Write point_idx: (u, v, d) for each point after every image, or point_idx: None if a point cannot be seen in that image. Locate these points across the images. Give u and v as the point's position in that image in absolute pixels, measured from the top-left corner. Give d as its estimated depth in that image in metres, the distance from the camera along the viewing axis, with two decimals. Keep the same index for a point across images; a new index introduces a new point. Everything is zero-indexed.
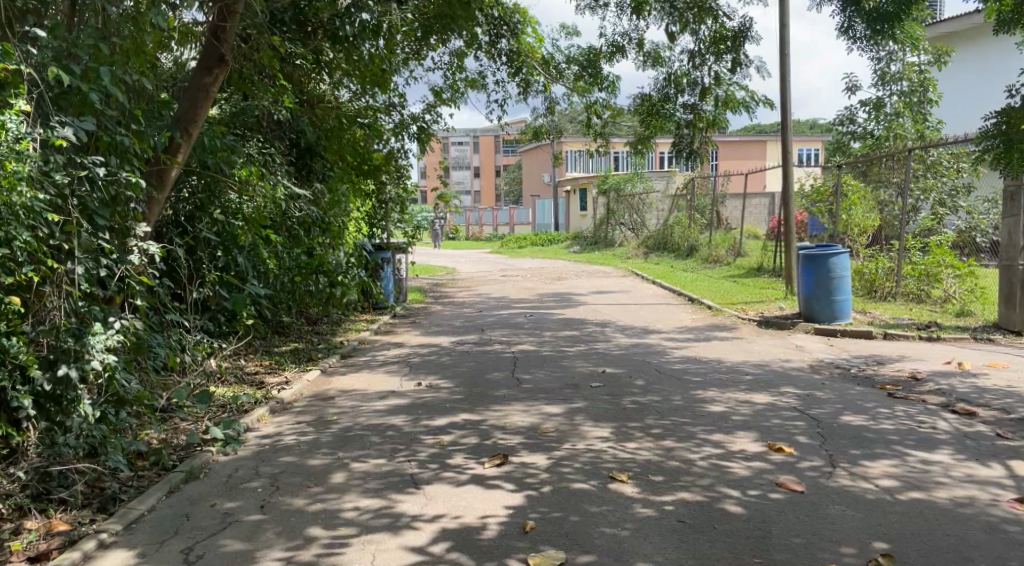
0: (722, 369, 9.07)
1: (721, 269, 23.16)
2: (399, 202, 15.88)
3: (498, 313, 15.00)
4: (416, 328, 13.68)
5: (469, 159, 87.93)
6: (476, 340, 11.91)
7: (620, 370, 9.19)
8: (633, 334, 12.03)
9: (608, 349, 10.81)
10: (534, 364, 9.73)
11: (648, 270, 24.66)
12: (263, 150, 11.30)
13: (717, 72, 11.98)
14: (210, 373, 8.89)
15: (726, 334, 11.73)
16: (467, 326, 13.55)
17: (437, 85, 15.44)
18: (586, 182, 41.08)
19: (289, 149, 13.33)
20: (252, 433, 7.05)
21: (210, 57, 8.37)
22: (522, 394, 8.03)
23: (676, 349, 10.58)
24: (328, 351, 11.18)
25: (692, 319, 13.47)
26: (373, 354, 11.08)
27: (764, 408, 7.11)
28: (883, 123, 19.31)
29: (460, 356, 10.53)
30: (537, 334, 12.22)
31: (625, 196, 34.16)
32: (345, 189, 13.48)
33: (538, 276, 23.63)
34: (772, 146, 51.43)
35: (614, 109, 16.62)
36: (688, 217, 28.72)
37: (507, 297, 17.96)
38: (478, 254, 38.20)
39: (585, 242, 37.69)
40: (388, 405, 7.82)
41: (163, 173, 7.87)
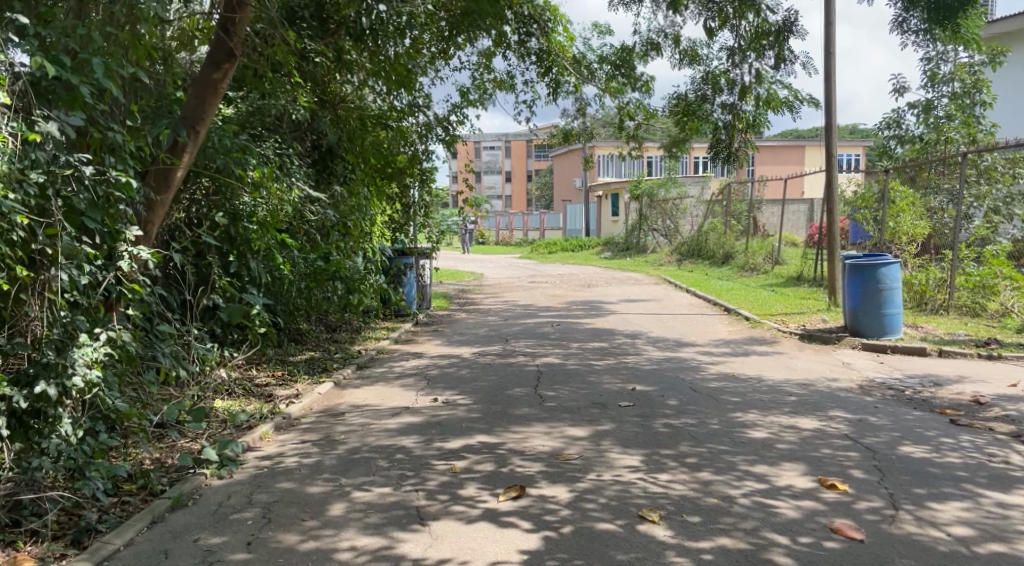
0: (763, 388, 8.41)
1: (759, 278, 22.39)
2: (424, 207, 15.36)
3: (526, 323, 14.43)
4: (438, 337, 13.15)
5: (500, 164, 87.54)
6: (500, 351, 11.35)
7: (652, 387, 8.56)
8: (665, 347, 11.38)
9: (638, 363, 10.17)
10: (560, 379, 9.13)
11: (682, 278, 23.95)
12: (280, 151, 10.87)
13: (758, 69, 11.33)
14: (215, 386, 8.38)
15: (767, 349, 11.04)
16: (492, 336, 13.00)
17: (464, 86, 14.94)
18: (618, 187, 40.38)
19: (309, 150, 12.86)
20: (252, 452, 6.53)
21: (219, 52, 7.86)
22: (545, 414, 7.43)
23: (712, 364, 9.92)
24: (345, 362, 10.66)
25: (728, 331, 12.78)
26: (390, 366, 10.51)
27: (812, 437, 6.46)
28: (933, 127, 18.45)
29: (483, 369, 9.97)
30: (565, 346, 11.62)
31: (658, 201, 33.43)
32: (366, 192, 12.98)
33: (568, 283, 23.01)
34: (811, 151, 50.31)
35: (648, 110, 15.99)
36: (724, 224, 27.94)
37: (536, 305, 17.38)
38: (507, 259, 37.62)
39: (618, 248, 36.99)
40: (400, 424, 7.27)
41: (169, 174, 7.44)
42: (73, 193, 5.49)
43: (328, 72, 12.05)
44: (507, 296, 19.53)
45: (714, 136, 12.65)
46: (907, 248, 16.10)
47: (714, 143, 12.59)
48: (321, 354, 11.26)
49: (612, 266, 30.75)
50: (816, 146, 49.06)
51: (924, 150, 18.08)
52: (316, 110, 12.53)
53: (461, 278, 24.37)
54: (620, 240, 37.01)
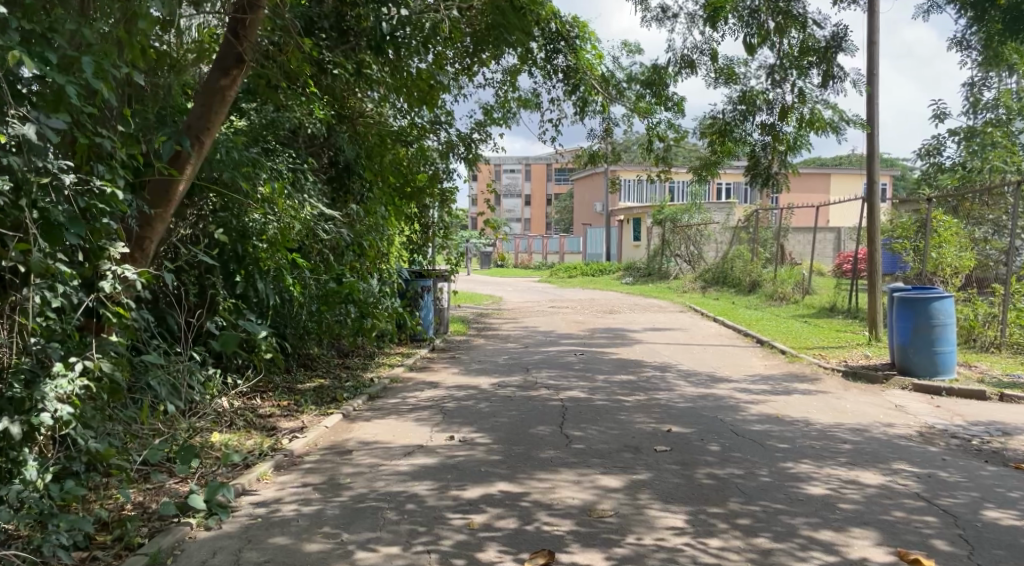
0: (813, 433, 7.65)
1: (789, 308, 21.58)
2: (444, 228, 14.72)
3: (548, 351, 13.71)
4: (456, 364, 12.46)
5: (520, 187, 87.11)
6: (522, 382, 10.65)
7: (689, 429, 7.83)
8: (698, 382, 10.61)
9: (670, 400, 9.42)
10: (587, 416, 8.39)
11: (708, 306, 23.16)
12: (294, 166, 10.21)
13: (802, 88, 10.57)
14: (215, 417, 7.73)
15: (809, 387, 10.26)
16: (513, 364, 12.30)
17: (488, 104, 14.34)
18: (640, 212, 39.67)
19: (325, 166, 12.26)
20: (246, 496, 5.84)
21: (227, 57, 7.22)
22: (574, 458, 6.71)
23: (752, 404, 9.16)
24: (357, 391, 10.01)
25: (765, 365, 12.00)
26: (404, 397, 9.77)
27: (878, 496, 5.75)
28: (976, 154, 17.69)
29: (504, 403, 9.26)
30: (590, 378, 10.89)
31: (681, 227, 32.69)
32: (384, 211, 12.35)
33: (589, 309, 22.25)
34: (837, 180, 49.51)
35: (678, 131, 15.30)
36: (751, 251, 27.18)
37: (557, 332, 16.66)
38: (524, 283, 36.81)
39: (639, 273, 36.23)
40: (413, 466, 6.56)
41: (168, 187, 6.86)
42: (52, 205, 4.86)
43: (347, 85, 11.45)
44: (527, 321, 18.80)
45: (752, 159, 11.86)
46: (951, 280, 15.30)
47: (752, 166, 11.80)
48: (332, 381, 10.62)
49: (633, 292, 29.98)
50: (842, 173, 48.23)
51: (966, 178, 17.30)
52: (332, 124, 11.95)
53: (479, 302, 23.66)
54: (642, 266, 36.27)
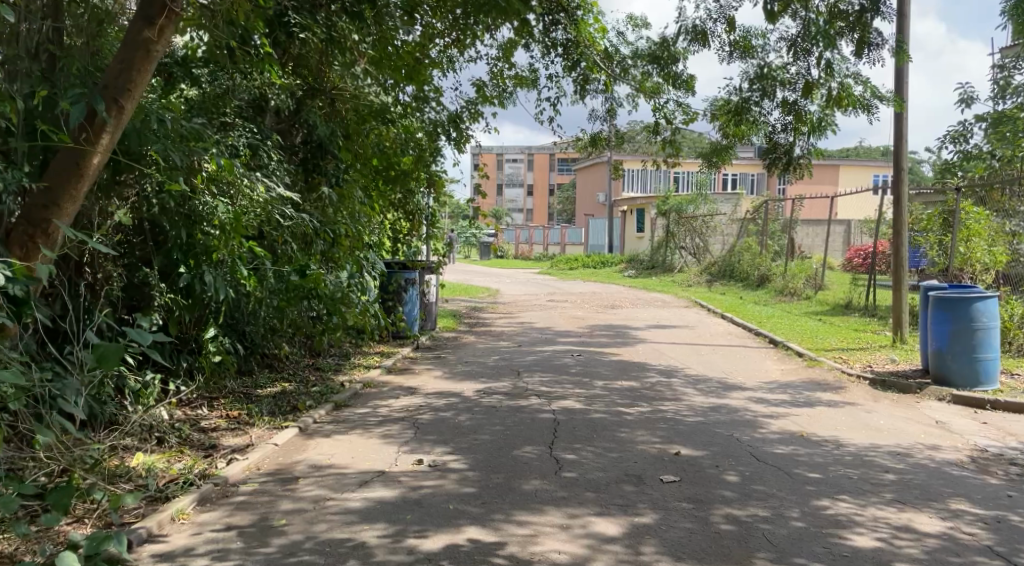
0: (848, 459, 6.48)
1: (801, 304, 20.38)
2: (429, 217, 13.44)
3: (542, 351, 12.53)
4: (439, 365, 11.28)
5: (523, 177, 85.81)
6: (510, 388, 9.47)
7: (701, 451, 6.66)
8: (708, 390, 9.42)
9: (677, 413, 8.24)
10: (582, 434, 7.20)
11: (716, 301, 21.96)
12: (253, 142, 8.98)
13: (829, 60, 9.28)
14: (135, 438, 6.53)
15: (834, 399, 9.07)
16: (502, 366, 11.12)
17: (481, 80, 13.09)
18: (644, 203, 38.39)
19: (295, 146, 11.04)
20: (150, 547, 4.72)
21: (151, 3, 5.98)
22: (563, 492, 5.54)
23: (771, 419, 7.97)
24: (323, 397, 8.84)
25: (782, 371, 10.82)
26: (375, 406, 8.59)
27: (942, 551, 4.60)
28: (1008, 142, 16.42)
29: (487, 414, 8.08)
30: (587, 385, 9.71)
31: (686, 218, 31.44)
32: (361, 196, 11.14)
33: (589, 303, 21.03)
34: (847, 171, 48.20)
35: (688, 113, 14.05)
36: (760, 243, 25.97)
37: (553, 329, 15.46)
38: (523, 274, 35.54)
39: (642, 265, 35.07)
40: (367, 502, 5.41)
41: (81, 158, 5.82)
42: None
43: (319, 56, 10.25)
44: (523, 317, 17.61)
45: (768, 140, 10.54)
46: (981, 277, 14.09)
47: (770, 149, 10.48)
48: (297, 384, 9.47)
49: (635, 285, 28.79)
50: (851, 165, 46.93)
51: (995, 168, 16.07)
52: (302, 99, 10.76)
53: (475, 295, 22.48)
54: (645, 258, 35.08)
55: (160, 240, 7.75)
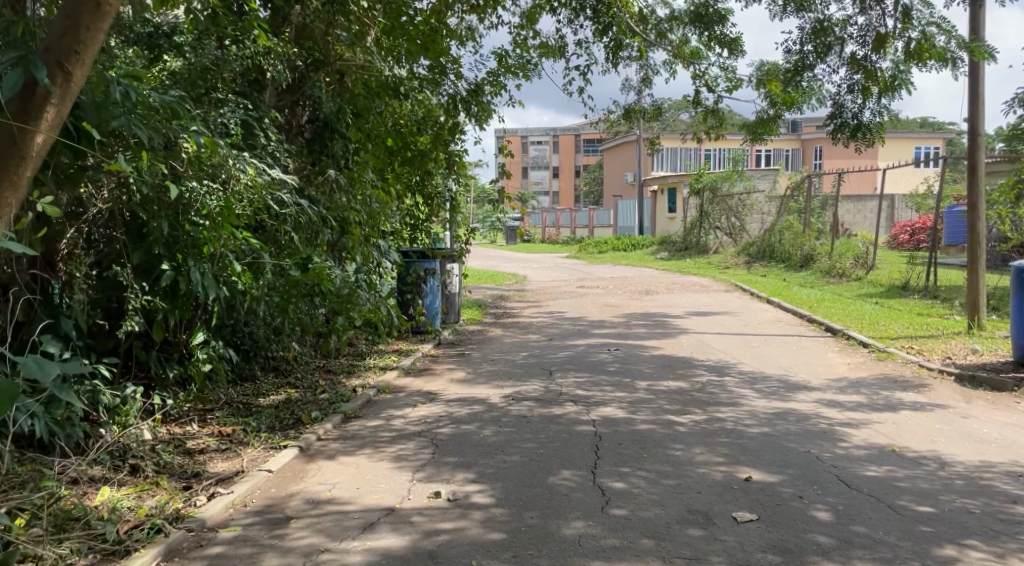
0: (960, 486, 5.33)
1: (851, 286, 19.11)
2: (449, 203, 12.21)
3: (576, 346, 11.39)
4: (463, 365, 10.19)
5: (548, 159, 84.40)
6: (543, 392, 8.36)
7: (778, 476, 5.51)
8: (769, 392, 8.24)
9: (738, 422, 7.08)
10: (629, 452, 6.07)
11: (758, 284, 20.71)
12: (247, 118, 7.89)
13: (908, 5, 8.06)
14: (102, 469, 5.42)
15: (918, 401, 7.88)
16: (532, 365, 10.01)
17: (504, 49, 11.89)
18: (675, 182, 36.95)
19: (298, 126, 9.87)
20: None
21: None
22: (615, 539, 4.44)
23: (851, 429, 6.81)
24: (332, 406, 7.78)
25: (848, 366, 9.62)
26: (389, 417, 7.51)
27: None
28: None
29: (517, 427, 6.97)
30: (629, 386, 8.57)
31: (721, 197, 30.05)
32: (373, 180, 10.03)
33: (623, 289, 19.82)
34: (884, 146, 46.47)
35: (731, 79, 12.75)
36: (802, 222, 24.58)
37: (587, 319, 14.32)
38: (552, 259, 34.26)
39: (675, 247, 33.71)
40: (371, 555, 4.34)
41: (23, 138, 4.70)
42: None
43: (325, 25, 9.16)
44: (552, 306, 16.44)
45: (834, 102, 9.25)
46: None
47: (834, 114, 9.21)
48: (304, 391, 8.42)
49: (669, 268, 27.48)
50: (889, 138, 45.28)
51: None
52: (306, 72, 9.57)
53: (500, 283, 21.30)
54: (678, 240, 33.72)
55: (141, 233, 6.66)
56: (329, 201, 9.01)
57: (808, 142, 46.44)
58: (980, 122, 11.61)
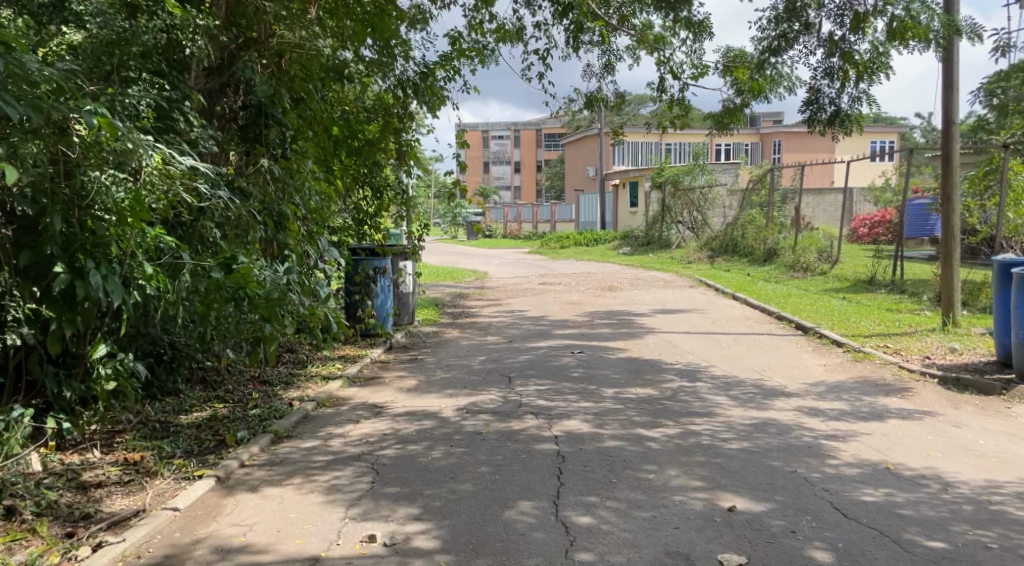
0: (970, 514, 4.70)
1: (816, 281, 18.67)
2: (402, 196, 11.34)
3: (537, 348, 10.65)
4: (414, 371, 9.38)
5: (508, 154, 83.67)
6: (499, 402, 7.59)
7: (766, 504, 4.83)
8: (745, 400, 7.58)
9: (714, 435, 6.40)
10: (596, 476, 5.35)
11: (723, 279, 20.19)
12: (161, 98, 7.05)
13: None
14: None
15: (904, 407, 7.27)
16: (489, 371, 9.24)
17: (457, 31, 11.07)
18: (637, 175, 36.45)
19: (230, 112, 8.92)
20: None
21: None
22: None
23: (840, 443, 6.17)
24: (262, 424, 6.97)
25: (825, 368, 9.01)
26: (327, 436, 6.70)
27: None
28: None
29: (469, 446, 6.21)
30: (594, 395, 7.85)
31: (683, 191, 29.58)
32: (315, 171, 9.18)
33: (585, 286, 19.14)
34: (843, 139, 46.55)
35: (698, 64, 12.11)
36: (765, 216, 24.15)
37: (548, 318, 13.59)
38: (513, 255, 33.54)
39: (637, 242, 33.18)
40: None
41: None
42: None
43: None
44: (512, 304, 15.68)
45: (810, 88, 8.64)
46: None
47: (811, 100, 8.58)
48: (234, 407, 7.63)
49: (632, 263, 26.91)
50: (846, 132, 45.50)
51: None
52: (235, 52, 8.72)
53: (459, 280, 20.48)
54: (640, 234, 33.21)
55: (33, 230, 5.77)
56: (261, 192, 8.22)
57: (768, 136, 46.32)
58: (953, 108, 11.10)
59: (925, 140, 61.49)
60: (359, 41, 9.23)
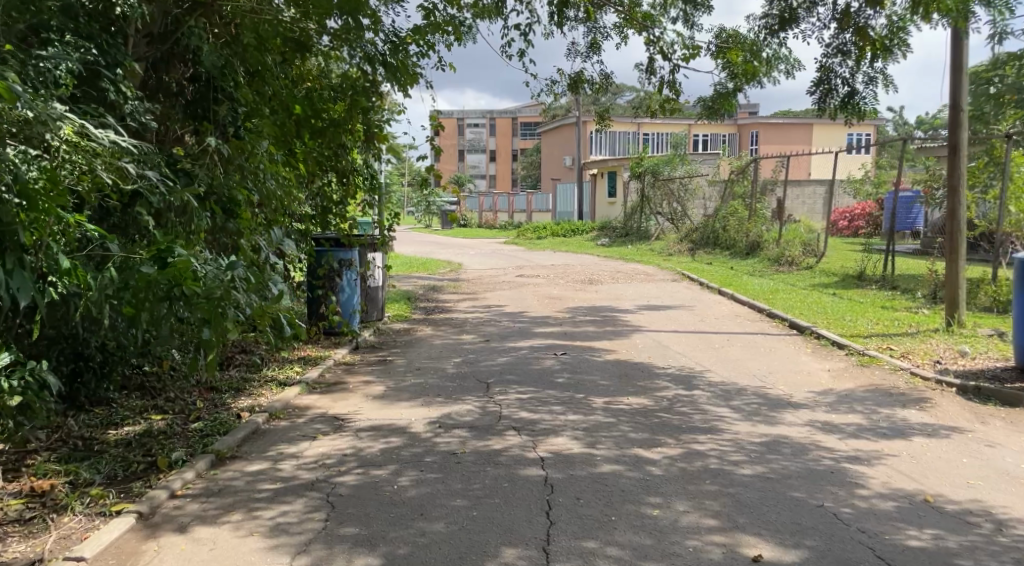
0: None
1: (803, 275, 17.98)
2: (370, 181, 10.41)
3: (516, 349, 9.80)
4: (381, 375, 8.51)
5: (484, 142, 82.66)
6: (476, 415, 6.75)
7: (797, 553, 4.08)
8: (750, 413, 6.79)
9: (722, 457, 5.61)
10: (594, 514, 4.56)
11: (706, 273, 19.46)
12: (83, 61, 6.19)
13: None
14: None
15: (927, 422, 6.51)
16: (464, 375, 8.38)
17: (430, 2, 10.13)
18: (615, 165, 35.66)
19: (176, 86, 8.07)
20: None
21: None
22: None
23: (866, 467, 5.40)
24: (203, 441, 6.09)
25: (831, 373, 8.25)
26: (279, 456, 5.83)
27: None
28: None
29: (443, 471, 5.38)
30: (582, 406, 7.02)
31: (662, 181, 28.87)
32: (272, 152, 8.26)
33: (565, 279, 18.33)
34: (821, 131, 46.12)
35: (690, 45, 11.28)
36: (748, 207, 23.47)
37: (527, 315, 12.76)
38: (488, 246, 32.65)
39: (616, 233, 32.43)
40: None
41: None
42: None
43: None
44: (489, 298, 14.81)
45: (821, 66, 7.85)
46: None
47: (822, 78, 7.79)
48: (173, 419, 6.76)
49: (611, 255, 26.17)
50: (824, 123, 45.11)
51: None
52: (180, 17, 7.83)
53: (434, 271, 19.56)
54: (618, 225, 32.46)
55: None
56: (207, 175, 7.38)
57: (746, 126, 45.81)
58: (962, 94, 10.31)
59: (900, 132, 61.36)
60: (325, 13, 8.26)
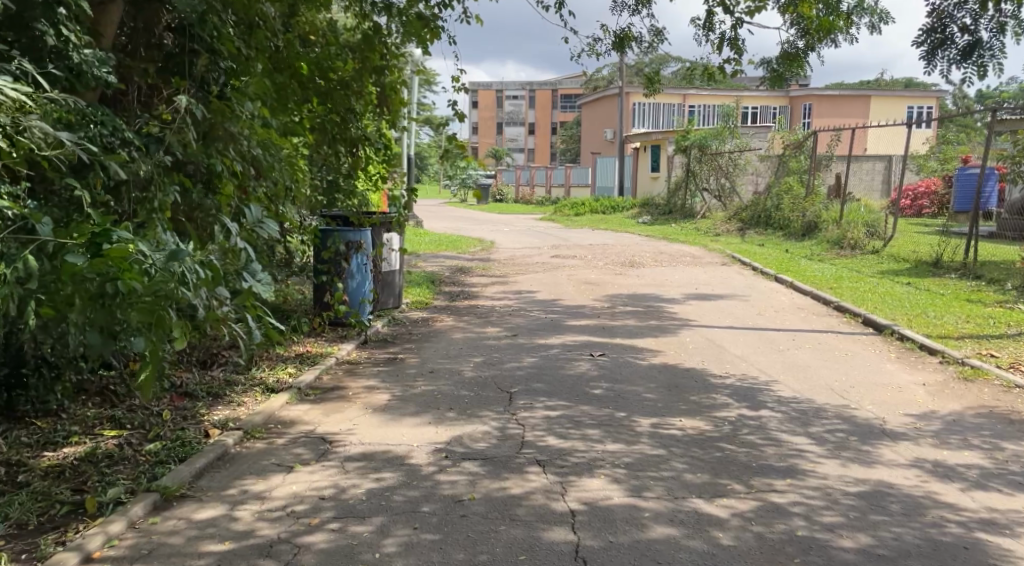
0: None
1: (868, 260, 16.32)
2: (386, 154, 9.08)
3: (548, 347, 8.47)
4: (386, 379, 7.25)
5: (524, 115, 80.87)
6: (493, 441, 5.46)
7: None
8: (837, 445, 5.42)
9: (811, 515, 4.28)
10: None
11: (760, 256, 17.87)
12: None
13: None
14: None
15: None
16: (484, 382, 7.08)
17: None
18: (659, 138, 33.93)
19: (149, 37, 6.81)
20: None
21: None
22: None
23: (1009, 539, 4.04)
24: (151, 473, 4.86)
25: (929, 389, 6.81)
26: (241, 497, 4.61)
27: None
28: None
29: (443, 529, 4.12)
30: (624, 430, 5.70)
31: (710, 155, 27.14)
32: (265, 117, 6.94)
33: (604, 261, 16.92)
34: (879, 104, 43.65)
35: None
36: (804, 184, 21.74)
37: (561, 303, 11.40)
38: (524, 222, 31.30)
39: (659, 211, 30.84)
40: None
41: None
42: None
43: None
44: (520, 283, 13.47)
45: (932, 11, 6.51)
46: None
47: (933, 26, 6.44)
48: (128, 437, 5.55)
49: (654, 234, 24.63)
50: (881, 95, 42.68)
51: None
52: None
53: (463, 251, 18.23)
54: (662, 202, 30.84)
55: None
56: (178, 139, 6.07)
57: (797, 98, 43.57)
58: None
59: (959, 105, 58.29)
60: None
